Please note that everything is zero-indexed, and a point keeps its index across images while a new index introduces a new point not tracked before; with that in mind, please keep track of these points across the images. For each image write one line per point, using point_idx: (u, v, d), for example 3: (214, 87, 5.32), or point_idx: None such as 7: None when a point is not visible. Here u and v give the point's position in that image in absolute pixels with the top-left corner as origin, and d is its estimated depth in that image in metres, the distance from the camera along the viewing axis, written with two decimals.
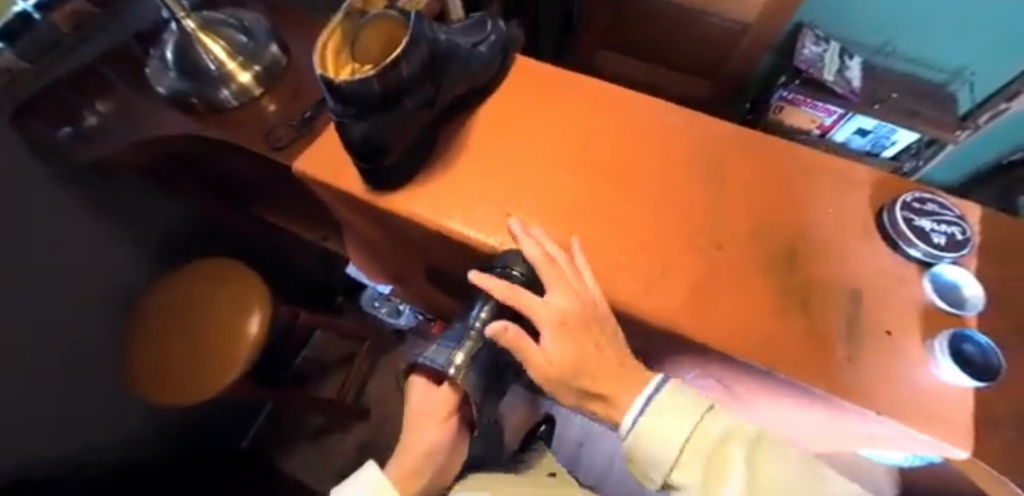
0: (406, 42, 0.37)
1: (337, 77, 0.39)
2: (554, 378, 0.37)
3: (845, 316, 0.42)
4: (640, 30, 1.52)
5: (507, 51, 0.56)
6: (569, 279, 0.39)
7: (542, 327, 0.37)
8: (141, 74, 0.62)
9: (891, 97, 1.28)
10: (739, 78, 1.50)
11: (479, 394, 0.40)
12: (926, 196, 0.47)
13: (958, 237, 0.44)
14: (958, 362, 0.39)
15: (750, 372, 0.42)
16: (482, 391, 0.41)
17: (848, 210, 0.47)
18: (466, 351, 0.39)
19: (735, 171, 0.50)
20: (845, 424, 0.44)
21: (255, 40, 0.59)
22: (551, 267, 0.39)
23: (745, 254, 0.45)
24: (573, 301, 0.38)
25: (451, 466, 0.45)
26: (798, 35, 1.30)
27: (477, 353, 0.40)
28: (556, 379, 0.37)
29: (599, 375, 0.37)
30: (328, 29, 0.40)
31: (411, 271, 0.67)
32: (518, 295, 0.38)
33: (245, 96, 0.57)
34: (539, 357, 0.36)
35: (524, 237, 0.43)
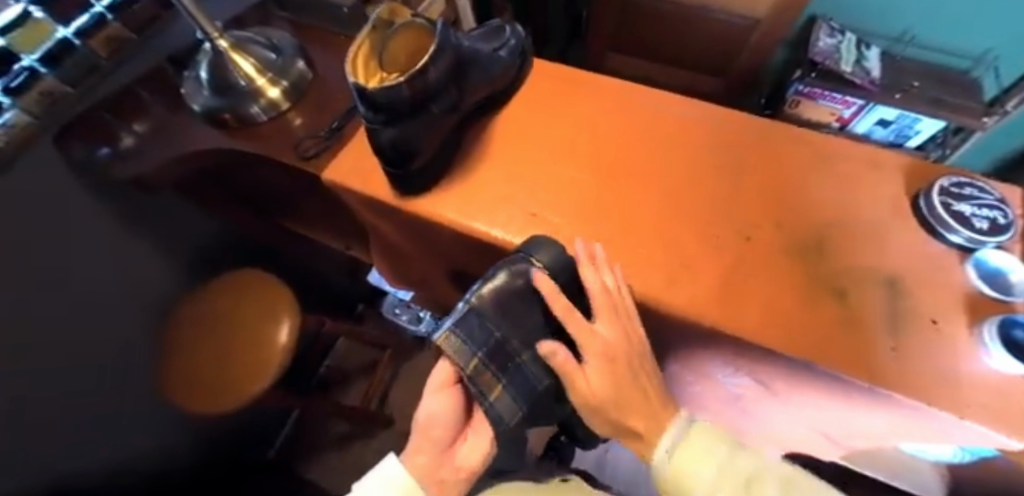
0: (433, 49, 0.38)
1: (368, 85, 0.40)
2: (593, 404, 0.39)
3: (886, 305, 0.41)
4: (648, 32, 1.53)
5: (525, 55, 0.57)
6: (620, 311, 0.40)
7: (588, 356, 0.38)
8: (176, 95, 0.65)
9: (914, 85, 1.25)
10: (752, 73, 1.50)
11: (468, 361, 0.40)
12: (963, 180, 0.45)
13: (1001, 220, 0.42)
14: (1009, 349, 0.37)
15: (788, 365, 0.41)
16: (472, 361, 0.40)
17: (881, 198, 0.46)
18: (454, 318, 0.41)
19: (759, 161, 0.50)
20: (888, 419, 0.42)
21: (282, 56, 0.61)
22: (606, 298, 0.39)
23: (774, 246, 0.45)
24: (617, 336, 0.39)
25: (470, 453, 0.43)
26: (813, 28, 1.29)
27: (464, 319, 0.41)
28: (593, 406, 0.38)
29: (633, 409, 0.38)
30: (357, 41, 0.41)
31: (435, 274, 0.67)
32: (572, 321, 0.39)
33: (273, 110, 0.59)
34: (583, 386, 0.38)
35: (585, 256, 0.41)
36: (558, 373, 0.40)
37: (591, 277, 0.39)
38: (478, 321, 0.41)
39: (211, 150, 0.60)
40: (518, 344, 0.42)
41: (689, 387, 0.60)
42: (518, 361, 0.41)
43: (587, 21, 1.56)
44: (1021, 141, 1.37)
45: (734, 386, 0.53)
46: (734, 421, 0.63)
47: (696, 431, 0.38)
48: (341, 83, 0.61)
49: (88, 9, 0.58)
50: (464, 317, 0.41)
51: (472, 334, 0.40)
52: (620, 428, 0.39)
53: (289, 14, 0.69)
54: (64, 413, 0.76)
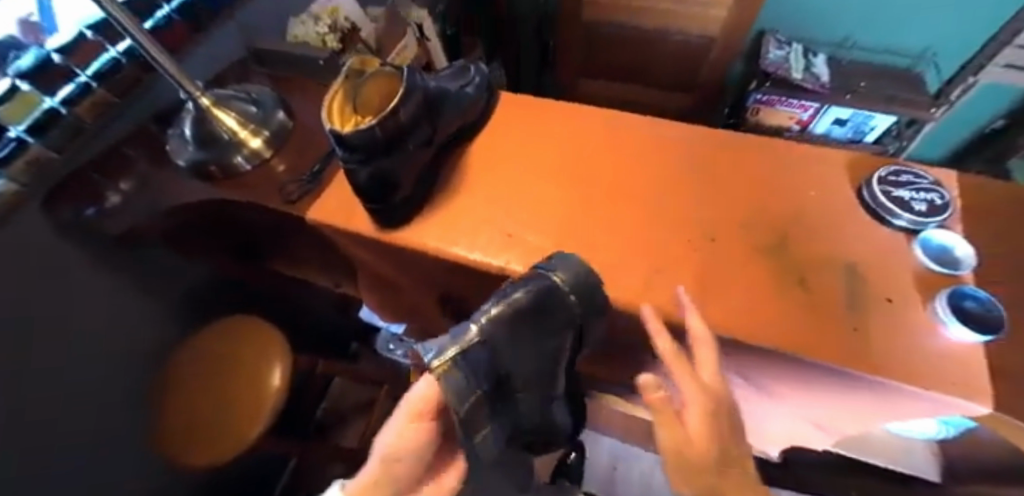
0: (402, 91, 0.42)
1: (343, 129, 0.43)
2: (680, 460, 0.35)
3: (845, 288, 0.43)
4: (612, 58, 1.62)
5: (492, 89, 0.61)
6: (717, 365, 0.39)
7: (688, 405, 0.36)
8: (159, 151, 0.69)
9: (862, 85, 1.34)
10: (713, 86, 1.58)
11: (467, 404, 0.31)
12: (900, 168, 0.49)
13: (937, 202, 0.46)
14: (961, 319, 0.40)
15: (764, 355, 0.43)
16: (479, 396, 0.33)
17: (829, 190, 0.50)
18: (460, 342, 0.33)
19: (717, 168, 0.54)
20: (866, 400, 0.44)
21: (263, 109, 0.64)
22: (703, 345, 0.39)
23: (738, 243, 0.47)
24: (717, 389, 0.37)
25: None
26: (762, 41, 1.38)
27: (476, 346, 0.34)
28: (684, 462, 0.35)
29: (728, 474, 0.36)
30: (330, 91, 0.44)
31: (423, 303, 0.69)
32: (678, 364, 0.37)
33: (256, 159, 0.62)
34: (681, 436, 0.34)
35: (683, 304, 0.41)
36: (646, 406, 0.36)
37: (693, 320, 0.40)
38: (489, 352, 0.34)
39: (200, 202, 0.63)
40: (515, 378, 0.38)
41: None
42: (511, 393, 0.38)
43: (554, 51, 1.65)
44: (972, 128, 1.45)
45: (722, 384, 0.54)
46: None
47: None
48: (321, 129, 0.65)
49: (74, 78, 0.61)
50: (480, 346, 0.34)
51: (477, 368, 0.33)
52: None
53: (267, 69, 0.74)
54: (54, 475, 0.73)
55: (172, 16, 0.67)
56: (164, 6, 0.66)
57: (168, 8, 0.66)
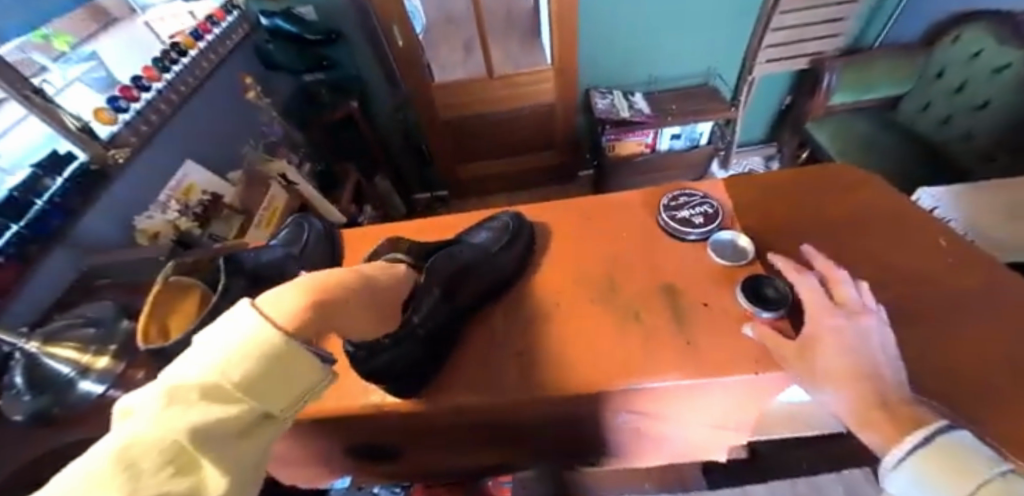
0: (157, 286, 0.46)
1: (152, 338, 0.44)
2: (170, 310, 0.46)
3: (669, 309, 0.50)
4: (476, 142, 1.78)
5: (330, 237, 0.62)
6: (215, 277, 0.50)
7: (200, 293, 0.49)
8: None
9: (675, 107, 1.60)
10: (570, 137, 1.79)
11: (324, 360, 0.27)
12: (678, 192, 0.60)
13: (709, 212, 0.57)
14: (755, 301, 0.48)
15: (635, 395, 0.46)
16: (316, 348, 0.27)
17: (638, 228, 0.58)
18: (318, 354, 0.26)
19: (561, 225, 0.61)
20: (735, 395, 0.48)
21: (104, 326, 0.60)
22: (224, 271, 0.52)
23: (581, 297, 0.53)
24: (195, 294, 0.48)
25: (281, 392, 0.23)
26: (590, 96, 1.65)
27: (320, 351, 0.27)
28: (178, 308, 0.46)
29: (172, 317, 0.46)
30: (188, 295, 0.47)
31: (338, 463, 0.64)
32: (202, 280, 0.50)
33: (110, 376, 0.55)
34: (189, 301, 0.47)
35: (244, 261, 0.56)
36: (193, 301, 0.47)
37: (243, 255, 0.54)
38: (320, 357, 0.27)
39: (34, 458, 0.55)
40: None
41: (612, 444, 0.60)
42: None
43: (427, 148, 1.80)
44: (776, 100, 1.75)
45: (631, 425, 0.54)
46: (672, 451, 0.63)
47: (930, 454, 0.35)
48: (108, 326, 0.60)
49: None
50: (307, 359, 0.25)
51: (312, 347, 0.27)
52: (164, 330, 0.45)
53: (116, 280, 0.78)
54: None
55: None
56: None
57: None
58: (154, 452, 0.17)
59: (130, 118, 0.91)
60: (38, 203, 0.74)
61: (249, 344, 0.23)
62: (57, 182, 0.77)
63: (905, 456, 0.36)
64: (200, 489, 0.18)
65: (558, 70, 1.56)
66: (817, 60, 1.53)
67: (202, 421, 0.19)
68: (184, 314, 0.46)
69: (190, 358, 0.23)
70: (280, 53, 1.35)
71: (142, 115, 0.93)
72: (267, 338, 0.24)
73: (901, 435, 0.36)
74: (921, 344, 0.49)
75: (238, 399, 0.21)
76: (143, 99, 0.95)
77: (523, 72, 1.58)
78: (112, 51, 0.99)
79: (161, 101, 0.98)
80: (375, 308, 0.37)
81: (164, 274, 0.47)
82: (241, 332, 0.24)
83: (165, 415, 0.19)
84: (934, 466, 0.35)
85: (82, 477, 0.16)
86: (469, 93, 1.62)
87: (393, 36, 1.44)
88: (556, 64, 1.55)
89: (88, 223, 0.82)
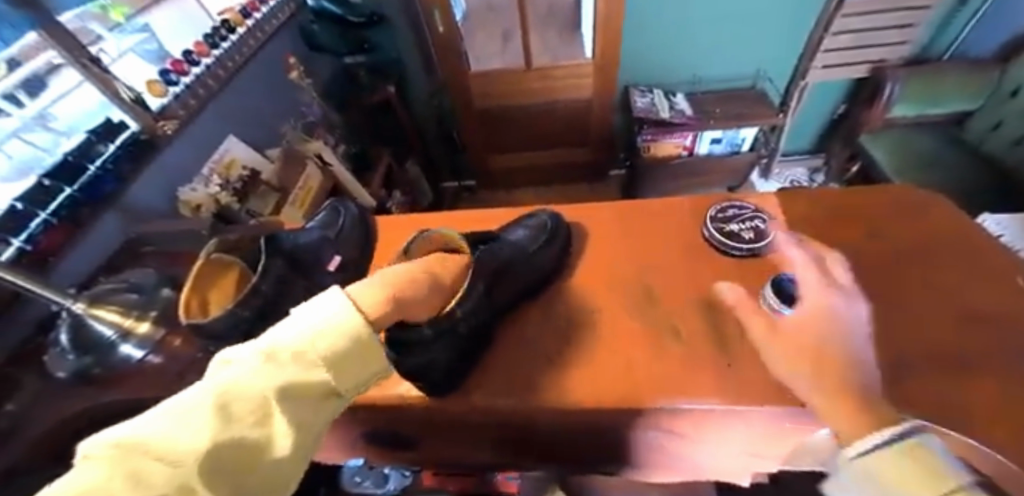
0: (200, 263, 0.45)
1: (196, 316, 0.45)
2: (212, 287, 0.47)
3: (714, 327, 0.48)
4: (510, 133, 1.76)
5: (364, 223, 0.62)
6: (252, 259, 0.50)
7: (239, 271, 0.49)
8: (28, 350, 0.65)
9: (719, 111, 1.54)
10: (606, 134, 1.75)
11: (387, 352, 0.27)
12: (726, 205, 0.57)
13: (762, 226, 0.54)
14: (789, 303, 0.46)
15: (680, 415, 0.44)
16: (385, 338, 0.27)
17: (680, 239, 0.56)
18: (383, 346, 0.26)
19: (601, 229, 0.59)
20: (782, 423, 0.46)
21: (145, 293, 0.60)
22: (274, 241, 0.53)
23: (620, 305, 0.51)
24: (238, 273, 0.48)
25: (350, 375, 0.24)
26: (629, 94, 1.60)
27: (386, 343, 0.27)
28: (220, 286, 0.47)
29: (213, 294, 0.47)
30: (227, 274, 0.48)
31: (357, 448, 0.64)
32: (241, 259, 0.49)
33: (149, 342, 0.57)
34: (230, 279, 0.48)
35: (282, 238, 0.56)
36: (234, 280, 0.48)
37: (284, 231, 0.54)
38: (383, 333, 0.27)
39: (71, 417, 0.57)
40: None
41: (639, 458, 0.58)
42: None
43: (459, 137, 1.79)
44: (828, 109, 1.66)
45: (663, 443, 0.52)
46: (696, 473, 0.60)
47: (894, 452, 0.30)
48: (149, 295, 0.60)
49: None
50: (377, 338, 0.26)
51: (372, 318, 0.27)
52: (205, 304, 0.46)
53: (158, 248, 0.80)
54: None
55: (49, 220, 0.71)
56: (40, 214, 0.70)
57: (45, 216, 0.70)
58: (240, 404, 0.20)
59: (179, 92, 0.93)
60: (91, 169, 0.76)
61: (340, 324, 0.24)
62: (110, 149, 0.79)
63: (855, 455, 0.31)
64: (266, 444, 0.20)
65: (598, 66, 1.53)
66: (879, 68, 1.45)
67: (286, 384, 0.21)
68: (224, 291, 0.47)
69: (290, 322, 0.24)
70: (324, 34, 1.36)
71: (190, 90, 0.95)
72: (354, 320, 0.25)
73: (865, 430, 0.32)
74: (995, 389, 0.44)
75: (321, 369, 0.23)
76: (192, 74, 0.97)
77: (560, 65, 1.55)
78: (163, 21, 0.98)
79: (210, 75, 1.00)
80: (427, 303, 0.37)
81: (206, 252, 0.46)
82: (333, 311, 0.25)
83: (261, 373, 0.21)
84: (894, 474, 0.29)
85: (186, 409, 0.19)
86: (505, 83, 1.60)
87: (434, 22, 1.43)
88: (597, 59, 1.51)
89: (135, 192, 0.85)
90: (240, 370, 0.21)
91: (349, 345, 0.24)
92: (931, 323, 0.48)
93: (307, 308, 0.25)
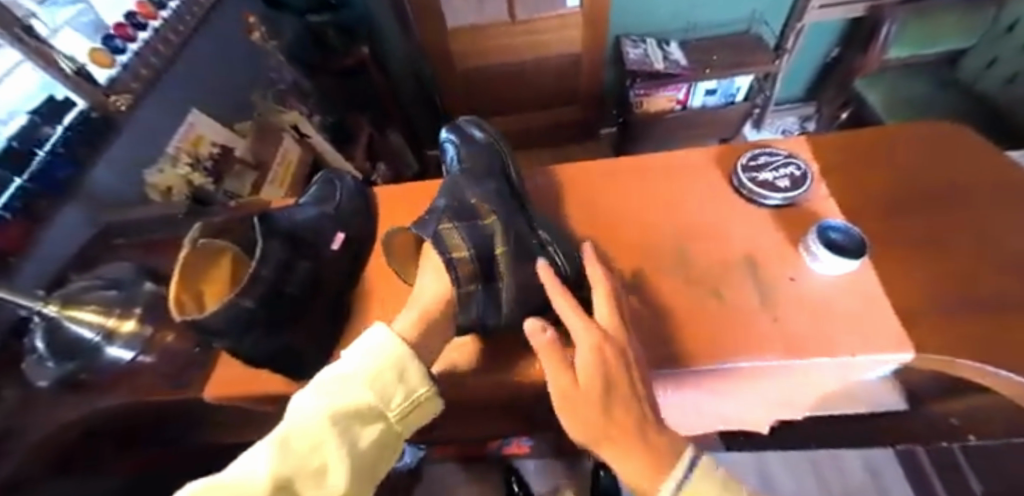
0: (185, 253, 0.40)
1: (192, 311, 0.41)
2: (205, 278, 0.42)
3: (753, 284, 0.47)
4: (496, 94, 1.66)
5: (365, 195, 0.58)
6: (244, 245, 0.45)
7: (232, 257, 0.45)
8: None
9: (714, 59, 1.48)
10: (596, 91, 1.68)
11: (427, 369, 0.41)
12: (758, 151, 0.55)
13: (796, 173, 0.52)
14: (832, 249, 0.45)
15: (726, 375, 0.43)
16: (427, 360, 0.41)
17: (706, 195, 0.54)
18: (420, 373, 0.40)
19: (624, 188, 0.56)
20: (824, 375, 0.45)
21: (125, 289, 0.54)
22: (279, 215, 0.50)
23: (653, 267, 0.49)
24: (232, 261, 0.44)
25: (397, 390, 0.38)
26: (621, 45, 1.52)
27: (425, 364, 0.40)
28: (212, 276, 0.43)
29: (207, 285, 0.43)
30: (218, 261, 0.43)
31: None
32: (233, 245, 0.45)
33: (138, 340, 0.52)
34: (224, 267, 0.44)
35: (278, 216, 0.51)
36: (227, 268, 0.44)
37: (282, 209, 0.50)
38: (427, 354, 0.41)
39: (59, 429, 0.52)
40: None
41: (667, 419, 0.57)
42: None
43: (442, 102, 1.69)
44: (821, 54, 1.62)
45: (696, 403, 0.51)
46: (718, 426, 0.60)
47: None
48: (129, 289, 0.54)
49: None
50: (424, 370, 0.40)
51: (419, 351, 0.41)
52: (198, 297, 0.42)
53: (131, 239, 0.73)
54: None
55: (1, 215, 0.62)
56: None
57: None
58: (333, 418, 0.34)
59: (128, 60, 0.82)
60: (40, 154, 0.67)
61: (382, 358, 0.38)
62: (58, 131, 0.70)
63: None
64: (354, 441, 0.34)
65: (586, 17, 1.43)
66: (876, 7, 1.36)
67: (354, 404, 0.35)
68: (218, 280, 0.43)
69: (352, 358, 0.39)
70: None
71: (139, 58, 0.84)
72: (392, 352, 0.39)
73: None
74: None
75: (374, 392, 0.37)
76: (139, 40, 0.85)
77: (540, 17, 1.43)
78: None
79: (160, 40, 0.89)
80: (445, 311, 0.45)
81: (192, 239, 0.40)
82: (377, 347, 0.39)
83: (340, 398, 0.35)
84: None
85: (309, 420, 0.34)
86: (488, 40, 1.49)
87: None
88: (586, 9, 1.41)
89: (97, 177, 0.77)
90: (327, 396, 0.35)
91: (389, 371, 0.38)
92: (974, 265, 0.47)
93: (360, 347, 0.39)
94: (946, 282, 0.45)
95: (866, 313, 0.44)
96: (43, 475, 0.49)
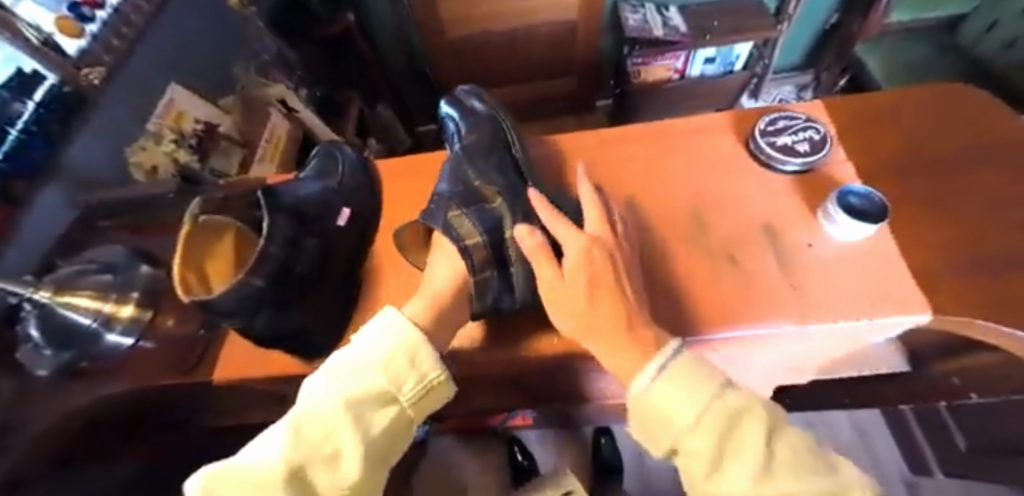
0: (189, 231, 0.38)
1: (199, 290, 0.39)
2: (209, 255, 0.41)
3: (772, 251, 0.46)
4: (489, 65, 1.61)
5: (368, 168, 0.55)
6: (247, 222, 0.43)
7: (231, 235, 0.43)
8: None
9: (715, 24, 1.43)
10: (592, 60, 1.63)
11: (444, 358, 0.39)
12: (775, 116, 0.54)
13: (815, 137, 0.51)
14: (850, 214, 0.45)
15: (744, 342, 0.43)
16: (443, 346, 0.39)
17: (722, 162, 0.53)
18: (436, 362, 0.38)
19: (637, 156, 0.55)
20: (838, 339, 0.45)
21: (121, 272, 0.53)
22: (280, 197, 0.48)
23: (669, 236, 0.48)
24: (235, 238, 0.43)
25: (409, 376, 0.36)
26: (618, 11, 1.46)
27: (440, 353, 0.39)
28: (216, 254, 0.42)
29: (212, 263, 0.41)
30: (220, 238, 0.42)
31: None
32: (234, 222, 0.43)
33: (138, 326, 0.51)
34: (228, 244, 0.43)
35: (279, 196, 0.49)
36: (231, 244, 0.43)
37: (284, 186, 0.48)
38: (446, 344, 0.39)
39: None
40: None
41: None
42: None
43: (433, 74, 1.63)
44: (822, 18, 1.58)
45: None
46: None
47: None
48: (124, 274, 0.53)
49: None
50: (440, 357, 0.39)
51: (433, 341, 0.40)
52: (202, 275, 0.40)
53: (119, 221, 0.70)
54: None
55: None
56: None
57: None
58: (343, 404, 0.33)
59: (99, 30, 0.74)
60: (12, 133, 0.62)
61: (394, 341, 0.37)
62: (29, 108, 0.64)
63: None
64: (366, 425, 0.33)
65: None
66: None
67: (365, 388, 0.34)
68: (221, 257, 0.42)
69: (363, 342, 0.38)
70: None
71: (111, 28, 0.76)
72: (404, 334, 0.38)
73: None
74: None
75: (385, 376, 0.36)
76: (109, 6, 0.76)
77: None
78: None
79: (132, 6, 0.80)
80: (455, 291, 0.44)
81: (194, 215, 0.38)
82: (388, 330, 0.38)
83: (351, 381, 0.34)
84: None
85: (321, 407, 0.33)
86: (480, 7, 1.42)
87: None
88: None
89: (76, 155, 0.73)
90: (339, 382, 0.35)
91: (401, 354, 0.37)
92: (992, 227, 0.46)
93: (372, 331, 0.38)
94: (963, 245, 0.45)
95: (884, 277, 0.43)
96: (44, 474, 0.44)
